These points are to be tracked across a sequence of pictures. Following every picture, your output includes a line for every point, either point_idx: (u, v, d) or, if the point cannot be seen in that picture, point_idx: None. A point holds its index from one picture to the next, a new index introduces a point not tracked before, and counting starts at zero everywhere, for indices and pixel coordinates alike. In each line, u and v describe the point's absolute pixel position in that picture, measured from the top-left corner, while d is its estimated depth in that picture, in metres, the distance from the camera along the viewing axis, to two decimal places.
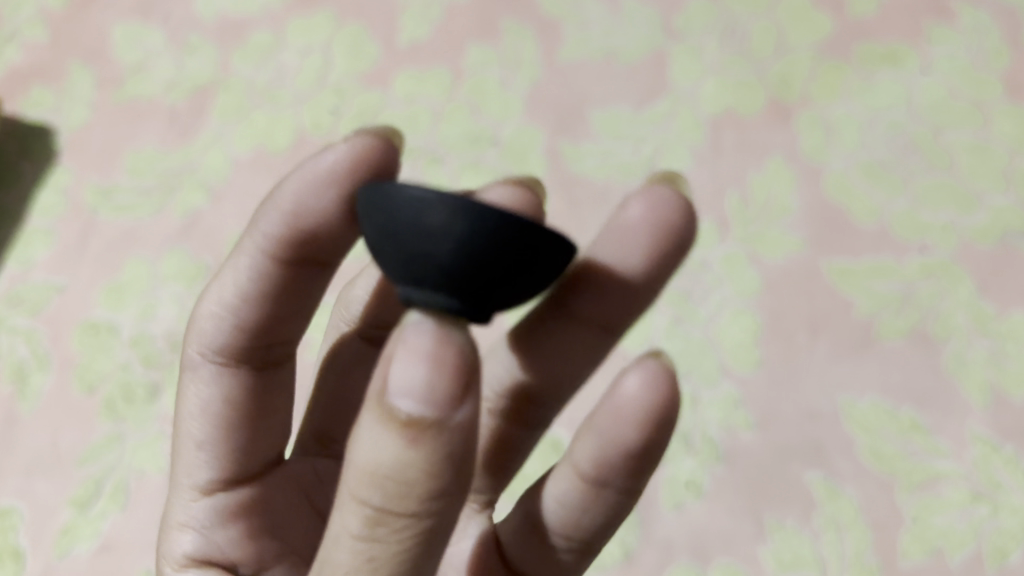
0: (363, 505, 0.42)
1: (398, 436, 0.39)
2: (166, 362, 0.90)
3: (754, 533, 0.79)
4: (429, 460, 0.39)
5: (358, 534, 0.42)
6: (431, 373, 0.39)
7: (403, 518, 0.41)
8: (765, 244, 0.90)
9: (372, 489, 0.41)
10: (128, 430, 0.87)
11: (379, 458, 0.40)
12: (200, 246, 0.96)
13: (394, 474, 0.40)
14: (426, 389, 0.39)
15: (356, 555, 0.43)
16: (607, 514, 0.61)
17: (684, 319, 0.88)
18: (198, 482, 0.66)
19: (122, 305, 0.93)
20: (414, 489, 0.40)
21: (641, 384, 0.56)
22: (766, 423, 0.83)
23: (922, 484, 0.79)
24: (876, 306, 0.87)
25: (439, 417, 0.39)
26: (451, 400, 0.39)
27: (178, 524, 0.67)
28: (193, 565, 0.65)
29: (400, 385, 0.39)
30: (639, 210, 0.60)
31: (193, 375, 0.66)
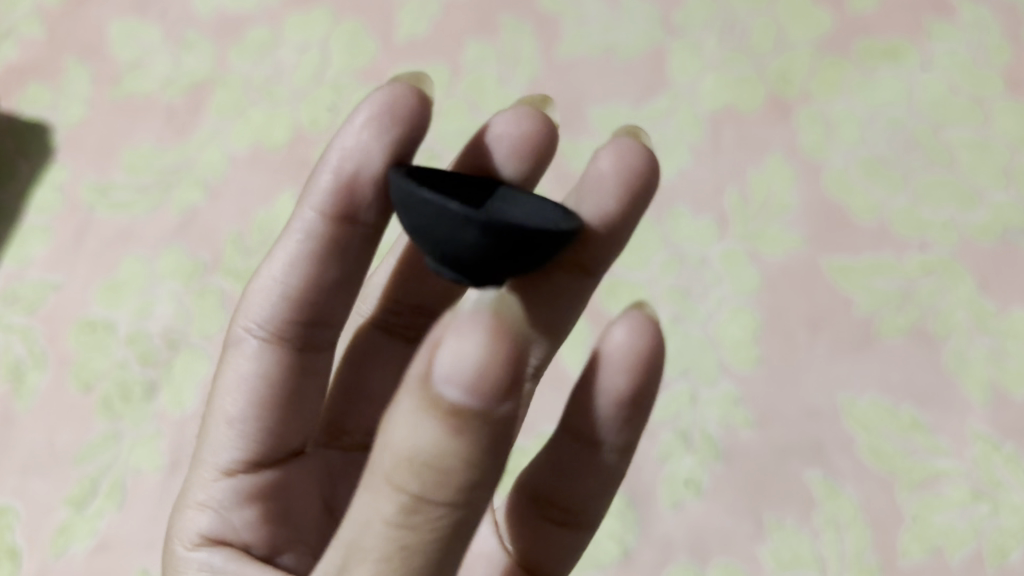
0: (396, 493, 0.42)
1: (444, 425, 0.40)
2: (163, 360, 0.89)
3: (753, 532, 0.79)
4: (470, 447, 0.40)
5: (387, 519, 0.42)
6: (483, 362, 0.39)
7: (439, 506, 0.41)
8: (765, 241, 0.90)
9: (408, 478, 0.41)
10: (125, 428, 0.86)
11: (418, 445, 0.40)
12: (197, 243, 0.95)
13: (432, 461, 0.40)
14: (476, 380, 0.39)
15: (383, 541, 0.43)
16: (608, 478, 0.62)
17: (684, 317, 0.87)
18: (220, 461, 0.66)
19: (119, 303, 0.93)
20: (451, 479, 0.41)
21: (627, 332, 0.56)
22: (765, 421, 0.83)
23: (923, 482, 0.78)
24: (876, 303, 0.86)
25: (485, 408, 0.39)
26: (498, 392, 0.39)
27: (197, 503, 0.66)
28: (207, 544, 0.64)
29: (447, 373, 0.39)
30: (608, 160, 0.63)
31: (236, 348, 0.67)
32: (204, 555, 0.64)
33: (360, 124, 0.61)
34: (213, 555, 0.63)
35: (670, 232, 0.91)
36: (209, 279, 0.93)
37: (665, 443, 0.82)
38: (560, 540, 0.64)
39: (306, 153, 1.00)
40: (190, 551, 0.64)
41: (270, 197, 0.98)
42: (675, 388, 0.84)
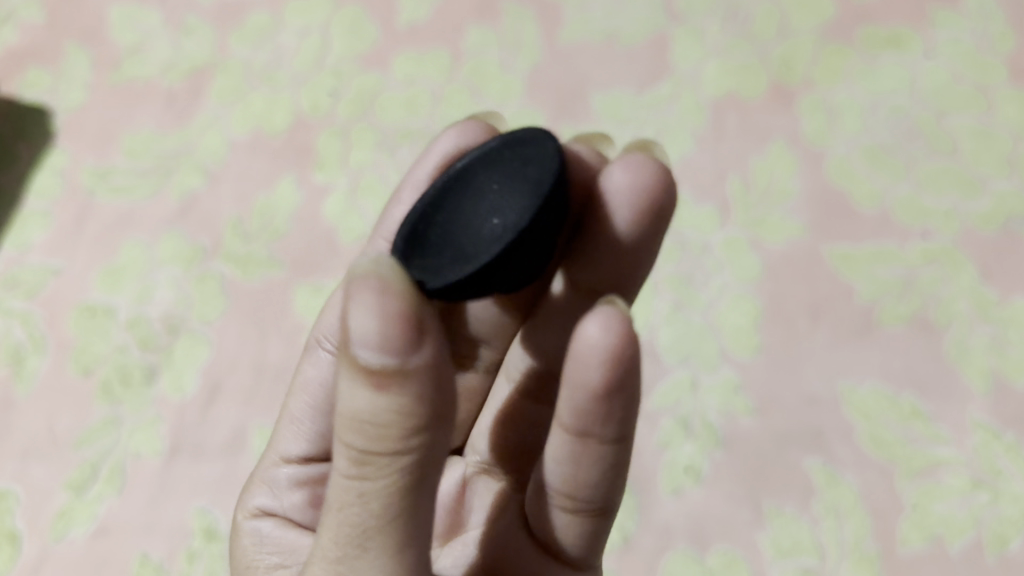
0: (345, 454, 0.44)
1: (365, 383, 0.41)
2: (162, 345, 0.89)
3: (753, 519, 0.79)
4: (401, 399, 0.41)
5: (346, 482, 0.44)
6: (380, 316, 0.40)
7: (385, 457, 0.42)
8: (767, 229, 0.90)
9: (351, 439, 0.43)
10: (125, 413, 0.86)
11: (355, 405, 0.42)
12: (197, 228, 0.95)
13: (369, 418, 0.42)
14: (379, 334, 0.40)
15: (348, 505, 0.45)
16: (610, 465, 0.59)
17: (685, 304, 0.87)
18: (287, 451, 0.68)
19: (119, 288, 0.93)
20: (391, 433, 0.42)
21: (599, 330, 0.51)
22: (765, 409, 0.82)
23: (922, 471, 0.79)
24: (878, 291, 0.86)
25: (398, 361, 0.41)
26: (404, 344, 0.41)
27: (259, 480, 0.69)
28: (260, 516, 0.67)
29: (356, 336, 0.41)
30: (622, 171, 0.59)
31: (312, 355, 0.69)
32: (251, 526, 0.66)
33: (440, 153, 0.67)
34: (263, 525, 0.66)
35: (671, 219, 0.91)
36: (210, 264, 0.93)
37: (665, 430, 0.82)
38: (571, 523, 0.62)
39: (306, 139, 1.00)
40: (244, 520, 0.67)
41: (270, 182, 0.98)
42: (675, 375, 0.84)
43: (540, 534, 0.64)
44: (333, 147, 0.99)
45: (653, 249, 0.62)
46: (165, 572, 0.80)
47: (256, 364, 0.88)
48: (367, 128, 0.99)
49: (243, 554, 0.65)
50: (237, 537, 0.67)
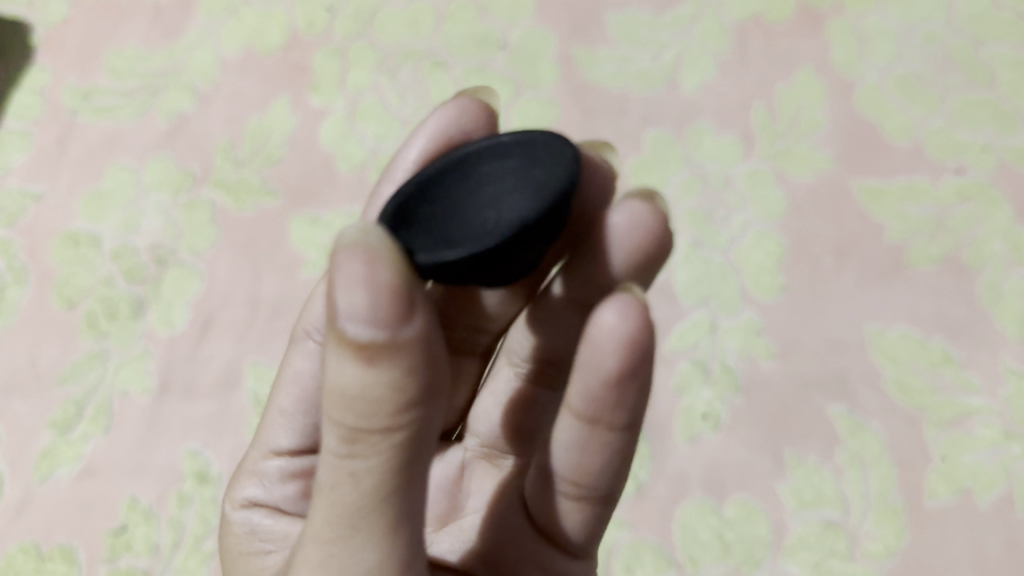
0: (335, 432, 0.40)
1: (354, 359, 0.38)
2: (150, 276, 0.84)
3: (773, 467, 0.75)
4: (392, 375, 0.38)
5: (334, 464, 0.41)
6: (370, 290, 0.37)
7: (377, 434, 0.39)
8: (793, 161, 0.85)
9: (339, 417, 0.39)
10: (111, 348, 0.81)
11: (343, 382, 0.39)
12: (186, 153, 0.90)
13: (359, 394, 0.38)
14: (370, 308, 0.37)
15: (335, 488, 0.41)
16: (618, 454, 0.55)
17: (704, 243, 0.83)
18: (276, 443, 0.63)
19: (104, 216, 0.87)
20: (382, 412, 0.39)
21: (615, 318, 0.49)
22: (788, 353, 0.78)
23: (952, 420, 0.75)
24: (908, 230, 0.81)
25: (389, 336, 0.37)
26: (395, 316, 0.37)
27: (248, 471, 0.63)
28: (250, 507, 0.62)
29: (345, 309, 0.37)
30: (626, 216, 0.53)
31: (299, 347, 0.64)
32: (241, 516, 0.61)
33: (427, 135, 0.61)
34: (255, 514, 0.61)
35: (691, 151, 0.86)
36: (200, 192, 0.87)
37: (682, 374, 0.78)
38: (572, 513, 0.58)
39: (302, 58, 0.94)
40: (233, 511, 0.62)
41: (263, 104, 0.92)
42: (693, 317, 0.80)
43: (541, 527, 0.60)
44: (330, 66, 0.93)
45: (649, 283, 0.57)
46: (154, 515, 0.75)
47: (250, 299, 0.83)
48: (368, 48, 0.94)
49: (233, 546, 0.60)
50: (225, 526, 0.62)
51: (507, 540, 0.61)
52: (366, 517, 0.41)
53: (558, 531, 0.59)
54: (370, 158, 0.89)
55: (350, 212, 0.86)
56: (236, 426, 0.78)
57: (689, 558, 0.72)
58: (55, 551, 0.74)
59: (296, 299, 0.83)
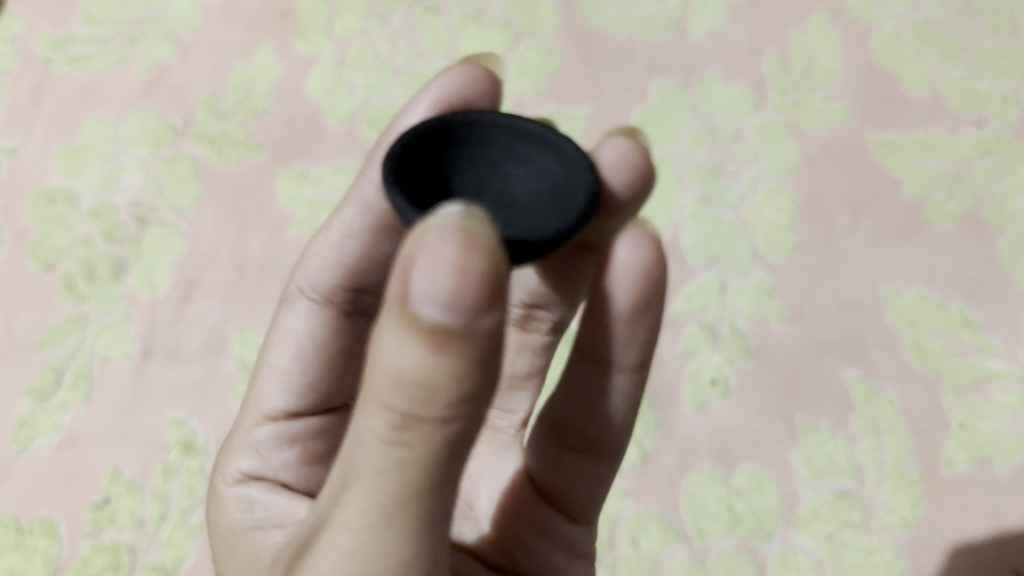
0: (381, 418, 0.35)
1: (424, 344, 0.33)
2: (131, 236, 0.80)
3: (784, 435, 0.71)
4: (462, 363, 0.33)
5: (375, 446, 0.36)
6: (457, 273, 0.32)
7: (432, 422, 0.34)
8: (806, 113, 0.81)
9: (390, 402, 0.34)
10: (91, 312, 0.77)
11: (403, 367, 0.33)
12: (166, 105, 0.85)
13: (421, 381, 0.33)
14: (454, 291, 0.32)
15: (373, 471, 0.36)
16: (628, 399, 0.54)
17: (713, 199, 0.79)
18: (270, 406, 0.57)
19: (81, 171, 0.83)
20: (443, 399, 0.34)
21: (631, 251, 0.50)
22: (800, 315, 0.75)
23: (970, 385, 0.72)
24: (926, 185, 0.78)
25: (468, 324, 0.32)
26: (480, 304, 0.32)
27: (239, 443, 0.56)
28: (247, 480, 0.54)
29: (425, 292, 0.32)
30: (613, 151, 0.52)
31: (290, 307, 0.60)
32: (241, 492, 0.53)
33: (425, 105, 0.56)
34: (253, 490, 0.53)
35: (700, 102, 0.83)
36: (182, 145, 0.83)
37: (690, 337, 0.74)
38: (581, 467, 0.56)
39: (289, 4, 0.90)
40: (228, 489, 0.54)
41: (248, 53, 0.88)
42: (702, 277, 0.76)
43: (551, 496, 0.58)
44: (319, 11, 0.90)
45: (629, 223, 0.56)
46: (138, 487, 0.72)
47: (236, 259, 0.79)
48: None
49: (227, 529, 0.51)
50: (215, 504, 0.53)
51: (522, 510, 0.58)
52: (406, 501, 0.37)
53: (573, 495, 0.57)
54: (360, 110, 0.85)
55: (342, 167, 0.82)
56: (222, 393, 0.74)
57: (698, 530, 0.69)
58: (35, 525, 0.71)
59: (286, 258, 0.79)
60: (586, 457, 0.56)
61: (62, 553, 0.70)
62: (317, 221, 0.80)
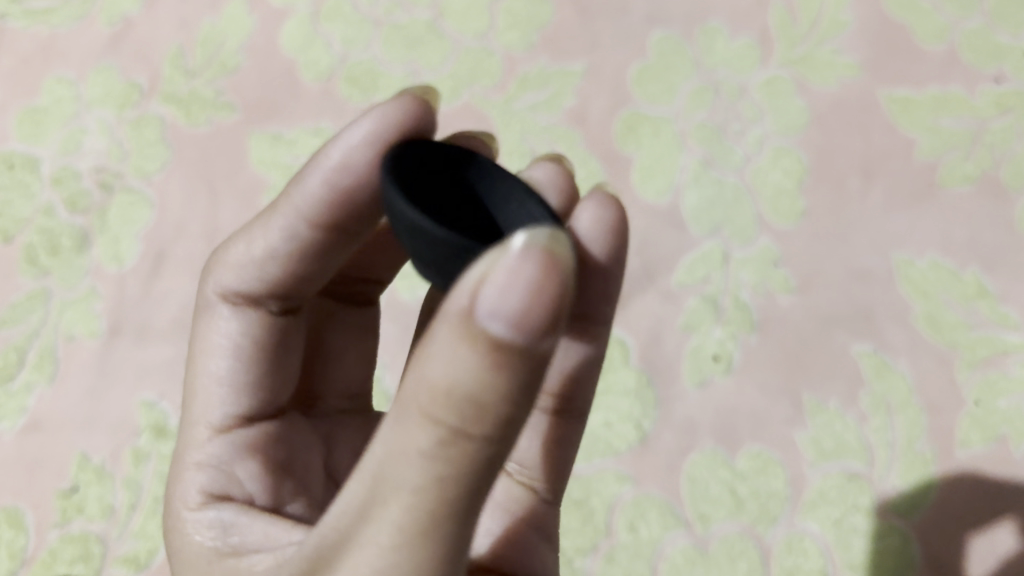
0: (427, 437, 0.31)
1: (488, 359, 0.30)
2: (95, 204, 0.75)
3: (790, 414, 0.67)
4: (523, 382, 0.30)
5: (413, 464, 0.32)
6: (528, 288, 0.29)
7: (483, 442, 0.31)
8: (815, 68, 0.77)
9: (437, 416, 0.31)
10: (54, 287, 0.73)
11: (460, 381, 0.30)
12: (131, 62, 0.81)
13: (478, 398, 0.30)
14: (525, 307, 0.29)
15: (405, 492, 0.32)
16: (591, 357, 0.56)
17: (715, 161, 0.75)
18: (214, 417, 0.51)
19: (43, 134, 0.79)
20: (496, 415, 0.31)
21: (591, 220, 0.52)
22: (808, 286, 0.70)
23: (986, 359, 0.67)
24: (942, 145, 0.73)
25: (535, 342, 0.30)
26: (550, 321, 0.30)
27: (193, 462, 0.49)
28: (213, 502, 0.47)
29: (493, 307, 0.29)
30: (542, 172, 0.56)
31: (211, 317, 0.53)
32: (211, 513, 0.47)
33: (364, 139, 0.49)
34: (224, 511, 0.47)
35: (702, 57, 0.78)
36: (147, 106, 0.79)
37: (691, 311, 0.70)
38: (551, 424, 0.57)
39: None
40: (193, 513, 0.47)
41: (218, 6, 0.83)
42: (703, 246, 0.72)
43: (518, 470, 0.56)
44: None
45: None
46: (108, 474, 0.67)
47: (207, 229, 0.75)
48: None
49: (199, 560, 0.45)
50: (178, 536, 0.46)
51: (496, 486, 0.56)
52: (440, 521, 0.33)
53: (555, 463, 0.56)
54: (338, 65, 0.80)
55: (320, 130, 0.78)
56: None
57: (699, 515, 0.65)
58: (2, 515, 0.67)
59: None
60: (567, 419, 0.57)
61: (29, 545, 0.66)
62: None
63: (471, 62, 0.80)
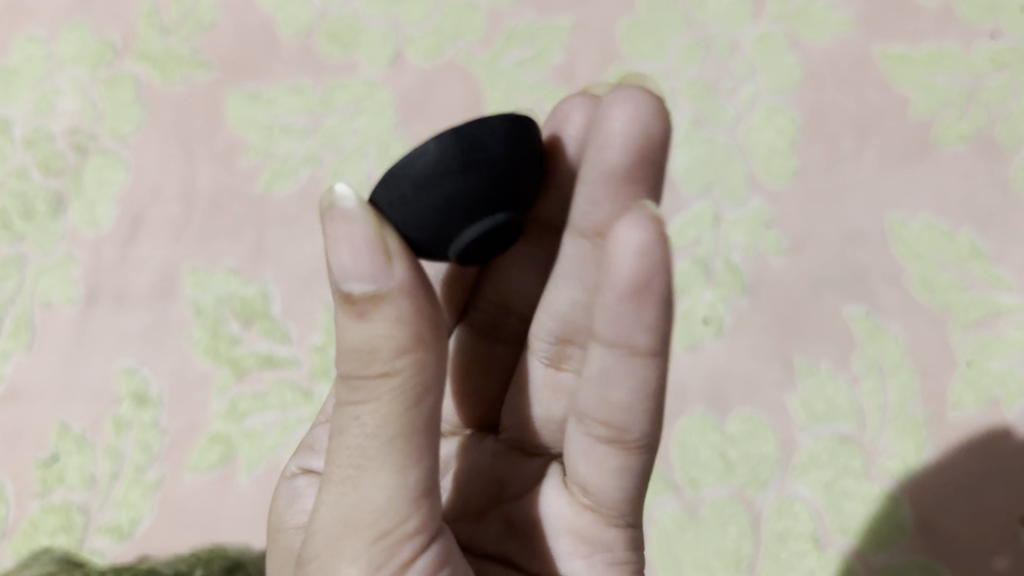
0: (344, 387, 0.36)
1: (353, 309, 0.34)
2: (69, 166, 0.74)
3: (781, 377, 0.66)
4: (388, 326, 0.34)
5: (345, 414, 0.36)
6: (356, 242, 0.34)
7: (381, 384, 0.35)
8: (808, 24, 0.75)
9: (344, 370, 0.36)
10: (29, 252, 0.72)
11: (345, 335, 0.35)
12: (104, 20, 0.80)
13: (361, 344, 0.35)
14: (357, 255, 0.34)
15: (341, 441, 0.36)
16: (638, 394, 0.46)
17: (707, 120, 0.73)
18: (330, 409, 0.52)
19: (14, 95, 0.78)
20: (379, 350, 0.34)
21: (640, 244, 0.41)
22: (801, 247, 0.69)
23: (980, 321, 0.65)
24: (936, 103, 0.71)
25: (376, 289, 0.34)
26: (381, 267, 0.34)
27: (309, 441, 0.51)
28: (299, 473, 0.49)
29: (341, 268, 0.35)
30: (625, 112, 0.44)
31: None
32: (295, 485, 0.49)
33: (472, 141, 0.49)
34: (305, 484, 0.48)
35: (693, 11, 0.77)
36: (121, 65, 0.78)
37: (681, 273, 0.69)
38: (597, 466, 0.48)
39: None
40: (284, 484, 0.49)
41: None
42: (694, 208, 0.71)
43: (574, 488, 0.49)
44: None
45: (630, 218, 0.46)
46: (88, 444, 0.66)
47: (185, 192, 0.73)
48: None
49: (275, 518, 0.48)
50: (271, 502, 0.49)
51: (524, 492, 0.51)
52: (372, 460, 0.35)
53: (593, 486, 0.48)
54: (317, 21, 0.79)
55: (299, 89, 0.76)
56: (174, 339, 0.69)
57: (689, 480, 0.65)
58: None
59: (240, 192, 0.73)
60: (616, 448, 0.47)
61: (9, 516, 0.65)
62: (272, 147, 0.74)
63: (455, 17, 0.78)
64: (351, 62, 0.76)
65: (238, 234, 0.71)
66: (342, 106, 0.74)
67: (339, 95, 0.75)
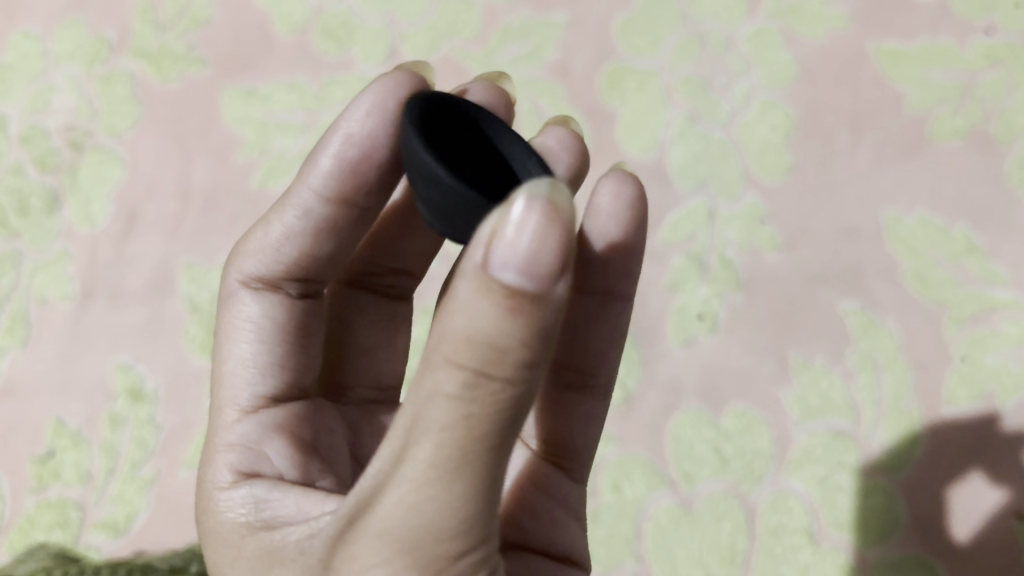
0: (451, 383, 0.30)
1: (505, 300, 0.29)
2: (65, 163, 0.75)
3: (776, 372, 0.66)
4: (533, 329, 0.29)
5: (438, 409, 0.30)
6: (534, 233, 0.29)
7: (505, 388, 0.30)
8: (803, 19, 0.75)
9: (458, 362, 0.30)
10: (25, 249, 0.72)
11: (476, 326, 0.29)
12: (99, 17, 0.80)
13: (497, 343, 0.29)
14: (536, 244, 0.29)
15: (431, 437, 0.30)
16: (616, 336, 0.51)
17: (701, 116, 0.74)
18: (243, 398, 0.46)
19: (10, 92, 0.78)
20: (514, 354, 0.29)
21: (614, 196, 0.48)
22: (795, 243, 0.69)
23: (974, 316, 0.65)
24: (931, 99, 0.71)
25: (541, 290, 0.29)
26: (556, 267, 0.29)
27: (226, 444, 0.45)
28: (244, 479, 0.43)
29: (504, 255, 0.29)
30: (554, 140, 0.53)
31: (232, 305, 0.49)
32: (245, 488, 0.42)
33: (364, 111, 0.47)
34: (259, 487, 0.42)
35: (688, 7, 0.77)
36: (117, 61, 0.78)
37: (675, 268, 0.69)
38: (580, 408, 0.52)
39: None
40: (228, 491, 0.42)
41: None
42: (690, 203, 0.71)
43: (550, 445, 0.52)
44: None
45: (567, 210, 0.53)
46: (84, 440, 0.66)
47: (180, 188, 0.73)
48: None
49: (230, 538, 0.41)
50: (210, 514, 0.42)
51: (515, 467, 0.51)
52: (472, 464, 0.31)
53: (577, 440, 0.52)
54: (312, 18, 0.79)
55: (294, 86, 0.76)
56: (170, 335, 0.69)
57: (684, 475, 0.65)
58: None
59: (234, 189, 0.73)
60: (580, 393, 0.52)
61: (6, 511, 0.65)
62: (267, 143, 0.74)
63: (450, 14, 0.78)
64: (346, 59, 0.77)
65: (232, 229, 0.71)
66: (338, 102, 0.74)
67: (333, 91, 0.75)
